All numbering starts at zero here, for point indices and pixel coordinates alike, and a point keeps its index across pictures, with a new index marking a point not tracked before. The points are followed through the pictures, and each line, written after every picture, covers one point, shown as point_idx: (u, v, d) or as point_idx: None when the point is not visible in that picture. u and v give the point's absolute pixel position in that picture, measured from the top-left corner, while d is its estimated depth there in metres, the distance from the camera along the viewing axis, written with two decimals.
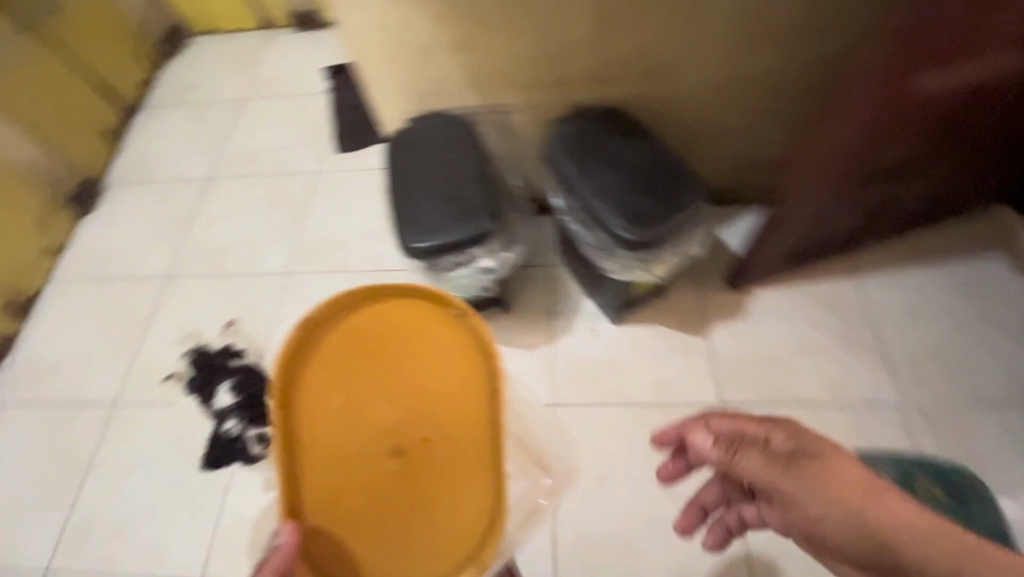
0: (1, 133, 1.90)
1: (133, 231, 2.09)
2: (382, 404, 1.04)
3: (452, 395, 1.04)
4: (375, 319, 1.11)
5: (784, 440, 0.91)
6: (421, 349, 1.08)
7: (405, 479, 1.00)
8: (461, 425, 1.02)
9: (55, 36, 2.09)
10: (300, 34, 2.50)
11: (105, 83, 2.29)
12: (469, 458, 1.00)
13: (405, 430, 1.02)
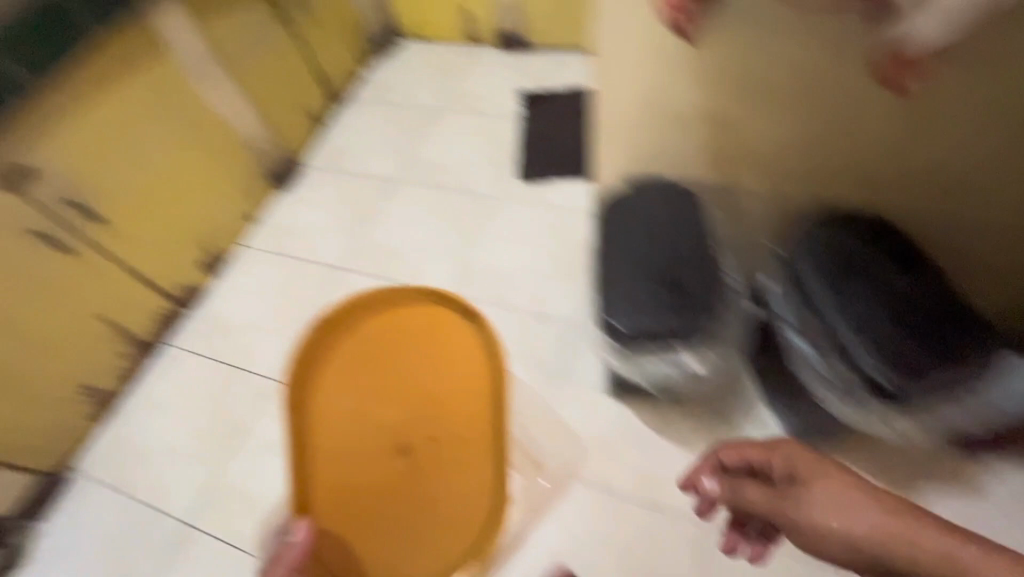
0: (234, 109, 1.49)
1: (323, 209, 1.68)
2: (388, 409, 1.10)
3: (449, 406, 1.11)
4: (388, 332, 1.15)
5: (783, 469, 0.83)
6: (429, 358, 1.14)
7: (403, 476, 1.08)
8: (459, 430, 1.10)
9: (305, 28, 1.70)
10: (497, 60, 1.94)
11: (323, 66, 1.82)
12: (461, 458, 1.09)
13: (406, 435, 1.10)
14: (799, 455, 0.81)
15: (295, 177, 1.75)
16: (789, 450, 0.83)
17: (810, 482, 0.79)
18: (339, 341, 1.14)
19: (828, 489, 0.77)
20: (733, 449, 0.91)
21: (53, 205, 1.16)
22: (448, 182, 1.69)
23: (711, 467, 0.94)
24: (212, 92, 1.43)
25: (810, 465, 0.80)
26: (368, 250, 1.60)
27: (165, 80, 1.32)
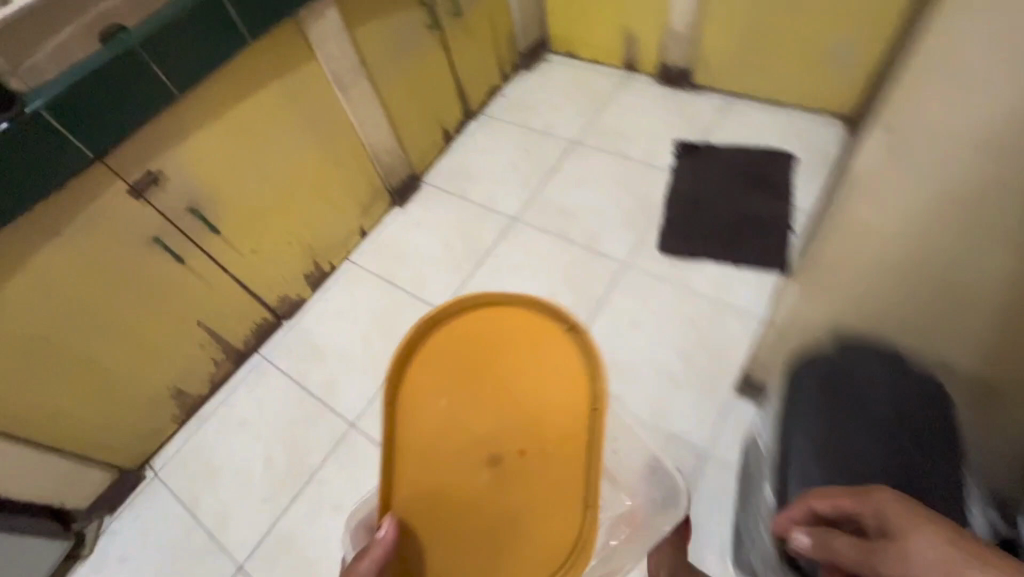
0: (369, 119, 1.42)
1: (435, 235, 1.58)
2: (485, 414, 0.72)
3: (562, 414, 0.72)
4: (489, 330, 0.77)
5: (880, 527, 0.40)
6: (534, 359, 0.75)
7: (496, 499, 0.70)
8: (569, 446, 0.71)
9: (454, 37, 1.60)
10: (650, 95, 1.75)
11: (464, 80, 1.73)
12: (573, 475, 0.70)
13: (507, 446, 0.71)
14: (895, 506, 0.39)
15: (415, 196, 1.67)
16: (885, 499, 0.40)
17: (908, 559, 0.35)
18: (430, 337, 0.77)
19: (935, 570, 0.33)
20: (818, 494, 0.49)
21: (174, 211, 1.09)
22: (570, 226, 1.50)
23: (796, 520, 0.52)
24: (355, 105, 1.36)
25: (907, 523, 0.37)
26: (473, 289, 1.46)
27: (314, 90, 1.25)
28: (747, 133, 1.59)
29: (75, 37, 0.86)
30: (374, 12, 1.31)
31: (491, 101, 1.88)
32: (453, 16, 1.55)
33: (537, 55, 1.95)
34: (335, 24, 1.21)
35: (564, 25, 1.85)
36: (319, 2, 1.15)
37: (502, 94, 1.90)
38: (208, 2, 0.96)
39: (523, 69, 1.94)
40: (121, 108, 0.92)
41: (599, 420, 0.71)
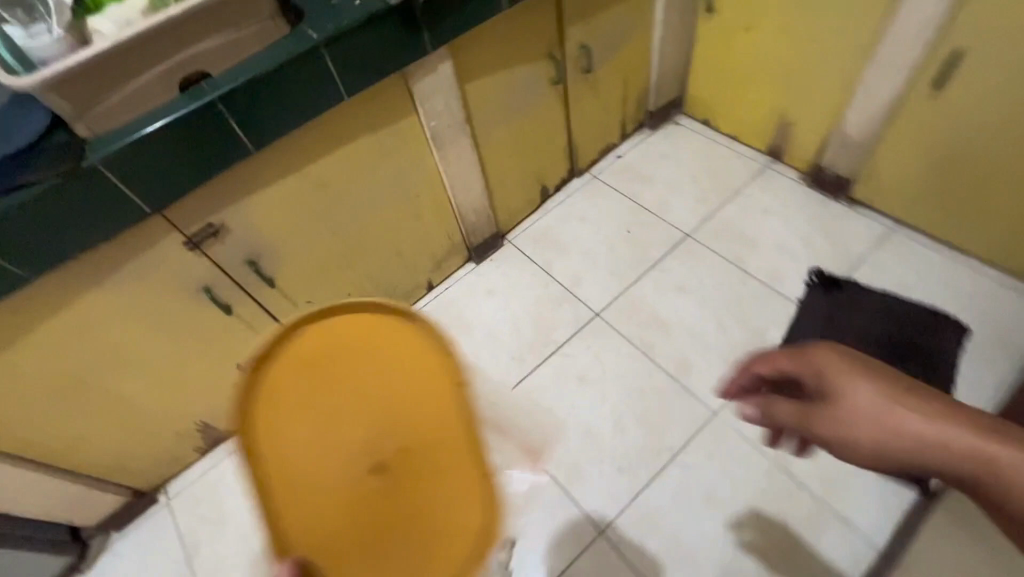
0: (464, 177, 1.27)
1: (505, 309, 1.43)
2: (344, 418, 0.54)
3: (422, 427, 0.54)
4: (343, 334, 0.58)
5: (817, 380, 0.54)
6: (404, 380, 0.56)
7: (387, 498, 0.51)
8: (451, 453, 0.53)
9: (579, 93, 1.40)
10: (791, 198, 1.48)
11: (578, 137, 1.53)
12: (463, 481, 0.52)
13: (382, 450, 0.53)
14: (826, 357, 0.53)
15: (494, 254, 1.52)
16: (819, 355, 0.54)
17: (848, 394, 0.50)
18: (275, 363, 0.57)
19: (864, 396, 0.49)
20: (766, 362, 0.61)
21: (232, 263, 1.00)
22: (659, 342, 1.31)
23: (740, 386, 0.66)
24: (451, 164, 1.22)
25: (843, 368, 0.51)
26: (530, 386, 1.31)
27: (409, 145, 1.11)
28: (904, 280, 1.31)
29: (150, 84, 0.76)
30: (495, 65, 1.14)
31: (602, 159, 1.67)
32: (582, 71, 1.35)
33: (667, 116, 1.71)
34: (446, 79, 1.05)
35: (708, 91, 1.59)
36: (432, 56, 0.99)
37: (616, 154, 1.68)
38: (304, 56, 0.83)
39: (647, 129, 1.70)
40: (185, 164, 0.82)
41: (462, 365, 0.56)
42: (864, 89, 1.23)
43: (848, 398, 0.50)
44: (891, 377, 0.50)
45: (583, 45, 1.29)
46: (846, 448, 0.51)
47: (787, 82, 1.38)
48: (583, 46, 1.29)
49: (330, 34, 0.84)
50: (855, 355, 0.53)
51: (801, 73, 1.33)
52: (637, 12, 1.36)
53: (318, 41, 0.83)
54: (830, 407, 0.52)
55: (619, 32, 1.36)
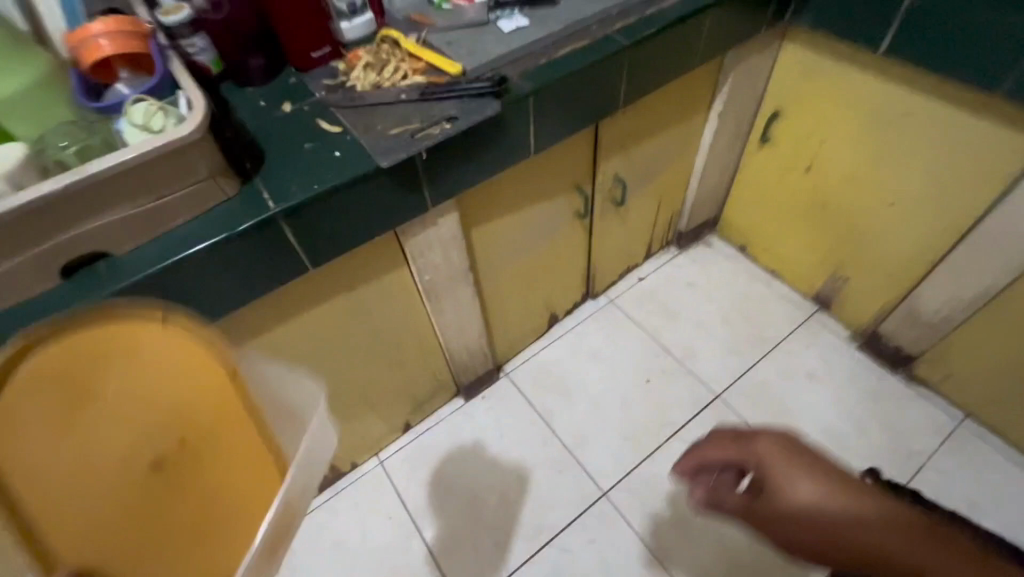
0: (462, 321, 1.05)
1: (491, 470, 1.19)
2: (106, 453, 0.28)
3: (192, 391, 0.30)
4: (46, 383, 0.27)
5: (757, 463, 0.46)
6: (142, 368, 0.29)
7: (157, 505, 0.29)
8: (237, 439, 0.31)
9: (607, 221, 1.19)
10: (838, 364, 1.27)
11: (599, 262, 1.31)
12: (251, 485, 0.31)
13: (144, 445, 0.29)
14: (768, 447, 0.46)
15: (486, 391, 1.28)
16: (760, 444, 0.46)
17: (788, 487, 0.42)
18: None
19: (808, 493, 0.41)
20: (707, 446, 0.51)
21: None
22: (679, 545, 1.09)
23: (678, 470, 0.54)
24: (446, 310, 0.99)
25: (785, 464, 0.43)
26: None
27: (394, 299, 0.89)
28: (977, 495, 1.09)
29: (13, 274, 0.53)
30: (512, 206, 0.92)
31: (622, 280, 1.45)
32: (612, 203, 1.14)
33: (698, 236, 1.50)
34: (448, 233, 0.83)
35: (750, 220, 1.40)
36: (435, 212, 0.77)
37: (637, 276, 1.46)
38: (253, 229, 0.61)
39: (674, 249, 1.50)
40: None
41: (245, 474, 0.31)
42: (949, 270, 1.03)
43: (786, 493, 0.42)
44: (846, 480, 0.42)
45: (618, 176, 1.08)
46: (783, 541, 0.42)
47: (850, 236, 1.18)
48: (618, 177, 1.08)
49: (293, 203, 0.62)
50: (796, 443, 0.46)
51: (870, 232, 1.13)
52: (683, 139, 1.15)
53: (274, 212, 0.61)
54: (769, 504, 0.42)
55: (660, 160, 1.15)
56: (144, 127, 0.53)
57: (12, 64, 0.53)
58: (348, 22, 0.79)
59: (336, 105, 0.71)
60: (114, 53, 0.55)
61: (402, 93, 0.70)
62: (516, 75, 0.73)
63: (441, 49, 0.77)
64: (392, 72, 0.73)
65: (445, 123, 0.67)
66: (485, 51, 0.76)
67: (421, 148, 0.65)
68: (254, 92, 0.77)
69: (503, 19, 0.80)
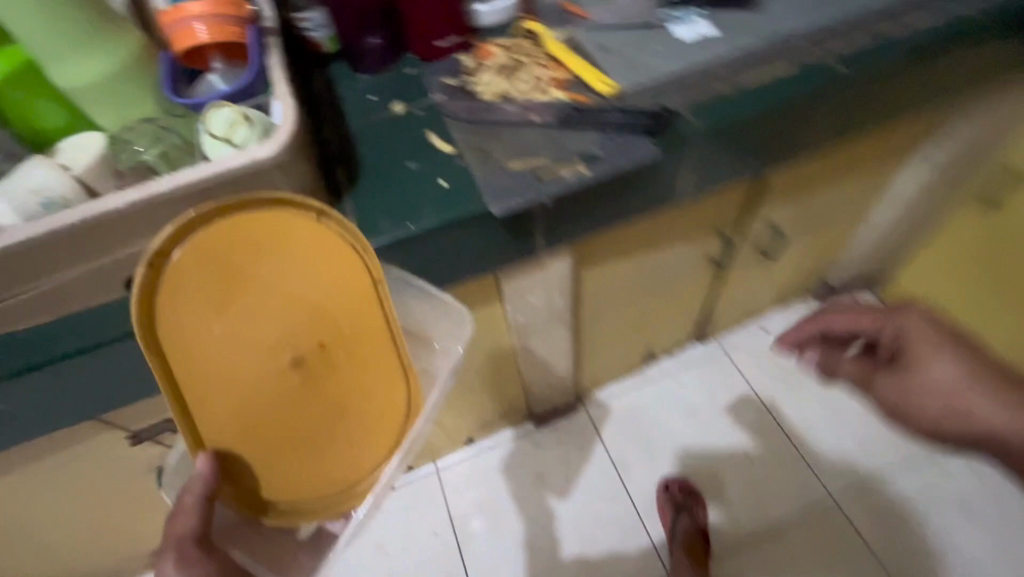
0: (551, 357, 0.92)
1: (550, 512, 1.09)
2: (269, 312, 0.47)
3: (330, 293, 0.48)
4: (217, 250, 0.43)
5: (895, 336, 0.56)
6: (308, 274, 0.47)
7: (300, 376, 0.49)
8: (371, 344, 0.51)
9: (746, 269, 0.98)
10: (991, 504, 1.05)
11: (722, 308, 1.11)
12: (381, 363, 0.52)
13: (299, 340, 0.48)
14: (916, 323, 0.54)
15: (559, 423, 1.16)
16: (906, 319, 0.55)
17: (927, 366, 0.52)
18: None
19: (944, 371, 0.51)
20: (835, 315, 0.61)
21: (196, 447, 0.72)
22: None
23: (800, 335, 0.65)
24: (537, 346, 0.87)
25: (926, 343, 0.53)
26: None
27: (480, 334, 0.78)
28: None
29: (71, 288, 0.46)
30: (639, 250, 0.76)
31: (742, 327, 1.23)
32: (759, 252, 0.93)
33: (849, 292, 1.23)
34: (555, 277, 0.70)
35: (930, 291, 1.10)
36: (546, 257, 0.64)
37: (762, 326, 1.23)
38: None
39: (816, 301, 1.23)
40: (132, 367, 0.55)
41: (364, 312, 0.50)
42: None
43: (925, 369, 0.52)
44: (977, 360, 0.51)
45: (776, 226, 0.86)
46: (897, 407, 0.55)
47: None
48: (775, 227, 0.86)
49: (380, 242, 0.51)
50: (945, 325, 0.54)
51: None
52: (873, 187, 0.90)
53: None
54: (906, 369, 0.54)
55: (835, 210, 0.91)
56: (223, 138, 0.44)
57: (96, 44, 0.44)
58: (485, 4, 0.66)
59: (453, 117, 0.58)
60: (209, 42, 0.46)
61: (531, 114, 0.56)
62: (686, 107, 0.55)
63: (594, 56, 0.60)
64: (526, 82, 0.59)
65: (579, 165, 0.53)
66: (650, 66, 0.58)
67: (544, 196, 0.51)
68: (367, 81, 0.66)
69: (680, 21, 0.62)
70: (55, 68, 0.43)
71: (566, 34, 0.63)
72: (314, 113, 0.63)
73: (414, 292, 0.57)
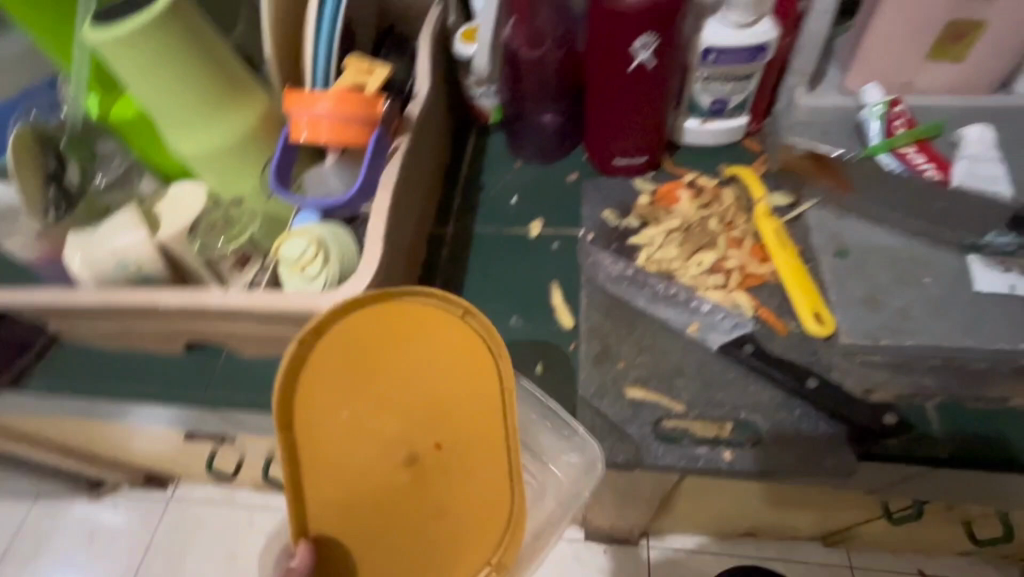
0: (611, 523, 0.73)
1: None
2: (393, 397, 0.32)
3: (460, 393, 0.32)
4: (367, 336, 0.31)
5: None
6: (446, 366, 0.32)
7: (410, 477, 0.33)
8: (491, 447, 0.33)
9: (929, 535, 0.68)
10: None
11: (875, 556, 0.79)
12: (491, 478, 0.33)
13: (414, 435, 0.32)
14: None
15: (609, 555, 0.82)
16: None
17: None
18: None
19: None
20: None
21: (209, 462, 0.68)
22: None
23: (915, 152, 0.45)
24: (596, 512, 0.68)
25: None
26: None
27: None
28: None
29: (139, 334, 0.45)
30: (776, 491, 0.53)
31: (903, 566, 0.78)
32: (965, 532, 0.62)
33: None
34: (642, 485, 0.53)
35: None
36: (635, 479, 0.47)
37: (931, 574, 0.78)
38: None
39: None
40: (152, 417, 0.51)
41: (496, 404, 0.32)
42: None
43: None
44: None
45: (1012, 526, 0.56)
46: None
47: None
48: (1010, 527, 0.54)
49: None
50: None
51: None
52: None
53: None
54: None
55: None
56: (295, 267, 0.37)
57: (210, 117, 0.38)
58: (698, 122, 0.50)
59: (589, 276, 0.45)
60: (328, 142, 0.38)
61: (693, 321, 0.40)
62: (934, 413, 0.36)
63: (819, 261, 0.41)
64: (705, 266, 0.42)
65: (725, 437, 0.36)
66: (902, 314, 0.38)
67: (656, 463, 0.36)
68: (519, 172, 0.54)
69: (983, 256, 0.40)
70: (167, 129, 0.38)
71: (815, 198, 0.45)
72: (444, 195, 0.53)
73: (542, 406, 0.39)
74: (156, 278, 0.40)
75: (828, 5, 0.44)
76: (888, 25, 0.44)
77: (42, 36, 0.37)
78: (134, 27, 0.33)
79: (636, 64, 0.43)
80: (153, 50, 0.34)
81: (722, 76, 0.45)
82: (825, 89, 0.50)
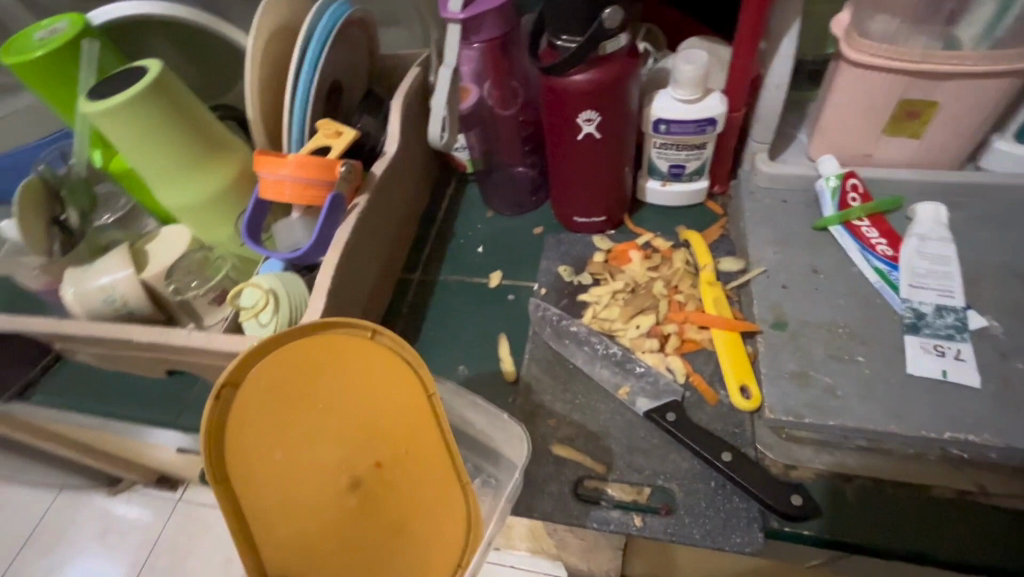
0: None
1: None
2: (324, 427, 0.32)
3: (388, 410, 0.33)
4: (288, 375, 0.31)
5: None
6: (369, 385, 0.33)
7: (358, 500, 0.33)
8: (428, 456, 0.34)
9: None
10: None
11: None
12: (436, 481, 0.35)
13: (352, 459, 0.33)
14: None
15: None
16: None
17: None
18: None
19: None
20: None
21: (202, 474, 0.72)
22: None
23: (868, 226, 0.45)
24: None
25: None
26: None
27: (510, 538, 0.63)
28: None
29: (128, 359, 0.49)
30: None
31: None
32: None
33: None
34: (592, 545, 0.52)
35: None
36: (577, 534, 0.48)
37: None
38: None
39: None
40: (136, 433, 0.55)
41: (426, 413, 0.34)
42: None
43: None
44: None
45: None
46: None
47: None
48: None
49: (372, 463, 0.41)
50: None
51: None
52: None
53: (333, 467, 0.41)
54: None
55: None
56: (250, 314, 0.40)
57: (192, 173, 0.42)
58: (659, 183, 0.51)
59: (536, 331, 0.46)
60: (293, 200, 0.41)
61: (624, 381, 0.42)
62: (855, 499, 0.36)
63: (757, 333, 0.42)
64: (643, 328, 0.44)
65: (642, 502, 0.37)
66: (830, 393, 0.38)
67: (571, 523, 0.37)
68: (488, 222, 0.57)
69: (923, 336, 0.40)
70: (154, 183, 0.43)
71: (770, 251, 0.46)
72: (416, 239, 0.56)
73: (485, 415, 0.39)
74: (139, 311, 0.45)
75: (780, 80, 0.45)
76: (840, 101, 0.45)
77: (54, 100, 0.43)
78: (123, 100, 0.38)
79: (584, 134, 0.45)
80: (139, 118, 0.39)
81: (676, 144, 0.47)
82: (788, 157, 0.50)
